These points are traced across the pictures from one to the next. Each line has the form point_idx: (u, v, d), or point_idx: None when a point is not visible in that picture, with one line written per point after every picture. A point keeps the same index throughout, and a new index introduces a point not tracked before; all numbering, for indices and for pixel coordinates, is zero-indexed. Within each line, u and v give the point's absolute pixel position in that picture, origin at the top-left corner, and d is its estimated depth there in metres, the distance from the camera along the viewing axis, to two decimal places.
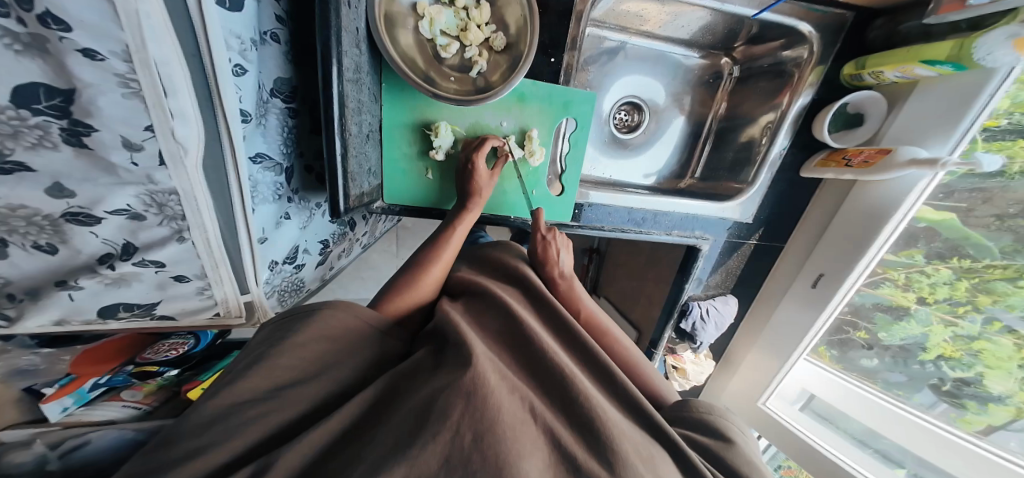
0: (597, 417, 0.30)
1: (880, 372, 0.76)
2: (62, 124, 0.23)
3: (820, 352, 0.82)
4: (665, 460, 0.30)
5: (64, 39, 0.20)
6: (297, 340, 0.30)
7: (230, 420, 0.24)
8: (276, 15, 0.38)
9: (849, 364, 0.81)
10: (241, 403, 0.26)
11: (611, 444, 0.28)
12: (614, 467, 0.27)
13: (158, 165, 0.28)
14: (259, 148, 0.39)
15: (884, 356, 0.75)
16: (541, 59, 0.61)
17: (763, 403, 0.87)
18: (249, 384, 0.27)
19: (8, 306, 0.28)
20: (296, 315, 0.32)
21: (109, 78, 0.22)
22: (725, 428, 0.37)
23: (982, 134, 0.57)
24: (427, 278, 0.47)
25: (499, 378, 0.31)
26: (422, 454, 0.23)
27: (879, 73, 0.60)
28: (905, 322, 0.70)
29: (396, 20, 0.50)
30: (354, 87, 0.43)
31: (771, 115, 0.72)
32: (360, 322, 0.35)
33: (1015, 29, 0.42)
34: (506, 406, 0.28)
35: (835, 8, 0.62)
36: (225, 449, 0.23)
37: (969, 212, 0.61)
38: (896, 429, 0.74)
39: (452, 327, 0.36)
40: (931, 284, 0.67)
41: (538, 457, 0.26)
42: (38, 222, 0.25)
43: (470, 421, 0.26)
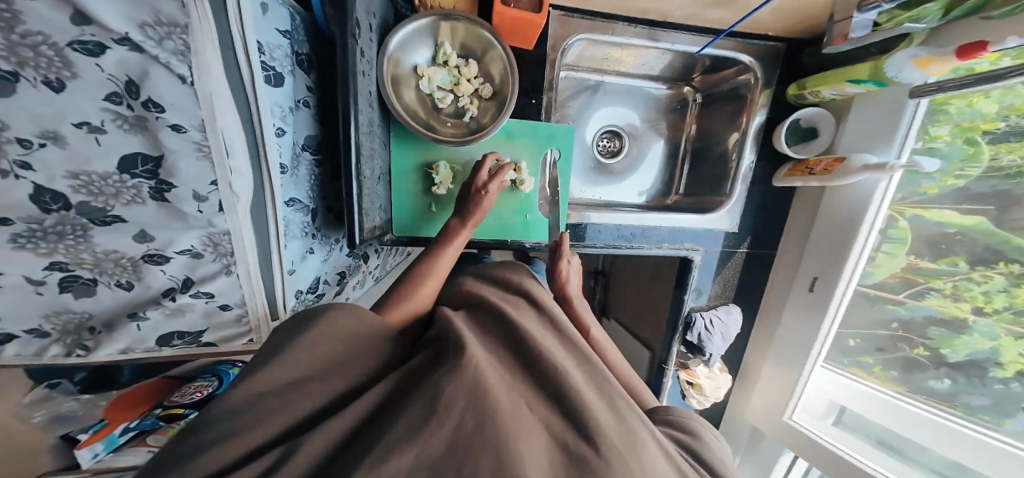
0: (586, 405, 0.34)
1: (957, 395, 0.65)
2: (151, 184, 0.30)
3: (875, 372, 0.76)
4: (652, 445, 0.34)
5: (159, 118, 0.27)
6: (314, 338, 0.33)
7: (255, 409, 0.27)
8: (307, 85, 0.46)
9: (915, 387, 0.70)
10: (262, 394, 0.28)
11: (599, 431, 0.32)
12: (599, 448, 0.31)
13: (217, 211, 0.34)
14: (292, 194, 0.45)
15: (957, 376, 0.64)
16: (524, 102, 0.71)
17: (790, 416, 0.83)
18: (266, 379, 0.29)
19: (88, 338, 0.35)
20: (304, 320, 0.35)
21: (189, 146, 0.30)
22: (698, 429, 0.42)
23: (984, 138, 0.58)
24: (419, 296, 0.51)
25: (497, 378, 0.35)
26: (429, 437, 0.28)
27: (818, 92, 0.68)
28: (969, 336, 0.62)
29: (401, 81, 0.60)
30: (367, 138, 0.51)
31: (736, 135, 0.80)
32: (370, 326, 0.38)
33: (914, 50, 0.52)
34: (502, 399, 0.32)
35: (769, 41, 0.73)
36: (255, 435, 0.26)
37: (1002, 216, 0.57)
38: (964, 451, 0.63)
39: (453, 331, 0.39)
40: (985, 292, 0.60)
41: (536, 442, 0.31)
42: (123, 263, 0.32)
43: (472, 410, 0.30)
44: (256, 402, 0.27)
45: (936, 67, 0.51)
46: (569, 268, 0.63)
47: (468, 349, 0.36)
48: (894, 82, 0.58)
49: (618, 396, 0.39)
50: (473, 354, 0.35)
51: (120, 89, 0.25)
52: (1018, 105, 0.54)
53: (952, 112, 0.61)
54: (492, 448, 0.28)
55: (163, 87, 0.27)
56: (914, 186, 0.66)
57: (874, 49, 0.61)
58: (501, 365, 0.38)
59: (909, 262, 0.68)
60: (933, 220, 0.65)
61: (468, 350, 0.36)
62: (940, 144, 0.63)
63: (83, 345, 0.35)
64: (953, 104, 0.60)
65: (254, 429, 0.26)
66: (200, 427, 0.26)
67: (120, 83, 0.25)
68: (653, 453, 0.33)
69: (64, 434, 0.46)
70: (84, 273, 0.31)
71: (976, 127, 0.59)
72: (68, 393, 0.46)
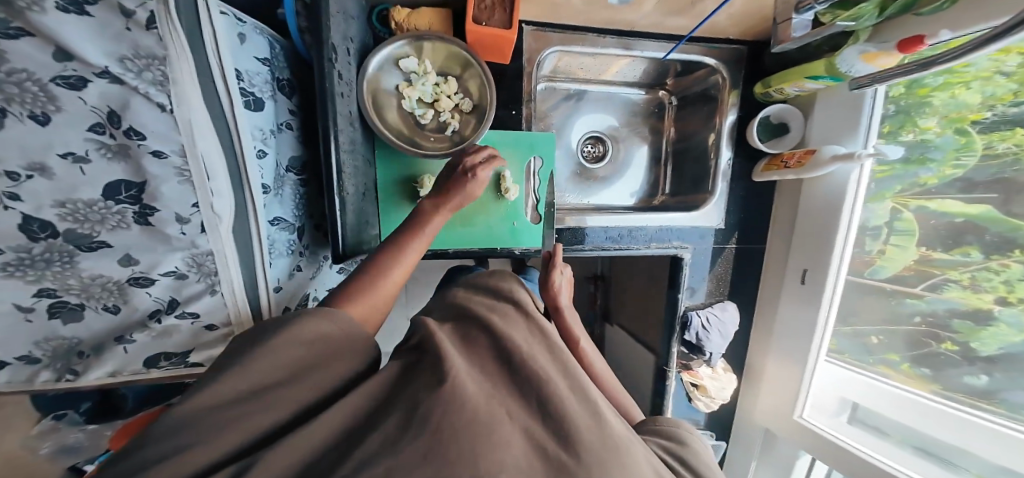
0: (565, 415, 0.35)
1: (995, 392, 0.60)
2: (134, 209, 0.31)
3: (904, 370, 0.72)
4: (633, 451, 0.34)
5: (141, 145, 0.29)
6: (274, 342, 0.32)
7: (203, 422, 0.26)
8: (289, 109, 0.48)
9: (949, 384, 0.66)
10: (220, 404, 0.27)
11: (577, 439, 0.32)
12: (578, 457, 0.31)
13: (200, 232, 0.35)
14: (277, 213, 0.47)
15: (993, 371, 0.60)
16: (503, 113, 0.73)
17: (801, 415, 0.82)
18: (217, 390, 0.28)
19: (77, 362, 0.36)
20: (270, 328, 0.34)
21: (170, 171, 0.31)
22: (686, 437, 0.42)
23: (975, 128, 0.58)
24: (388, 280, 0.45)
25: (478, 387, 0.35)
26: (404, 450, 0.27)
27: (781, 89, 0.71)
28: (997, 328, 0.59)
29: (382, 100, 0.62)
30: (349, 156, 0.53)
31: (712, 135, 0.81)
32: (337, 329, 0.37)
33: (862, 46, 0.54)
34: (481, 407, 0.32)
35: (731, 44, 0.76)
36: (220, 446, 0.26)
37: (1006, 202, 0.56)
38: (1003, 453, 0.58)
39: (434, 341, 0.38)
40: (1008, 281, 0.57)
41: (513, 449, 0.31)
42: (109, 287, 0.33)
43: (449, 420, 0.30)
44: (204, 417, 0.26)
45: (884, 60, 0.53)
46: (559, 278, 0.62)
47: (449, 358, 0.36)
48: (848, 76, 0.60)
49: (601, 403, 0.39)
50: (454, 362, 0.35)
51: (102, 119, 0.27)
52: (1000, 95, 0.55)
53: (937, 104, 0.62)
54: (467, 457, 0.28)
55: (144, 115, 0.28)
56: (913, 177, 0.67)
57: (826, 48, 0.63)
58: (483, 376, 0.38)
59: (921, 254, 0.67)
60: (938, 210, 0.64)
61: (449, 359, 0.35)
62: (932, 135, 0.63)
63: (72, 370, 0.36)
64: (937, 97, 0.61)
65: (208, 440, 0.25)
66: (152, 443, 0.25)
67: (102, 114, 0.27)
68: (634, 460, 0.33)
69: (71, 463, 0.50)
70: (71, 298, 0.33)
71: (964, 118, 0.59)
72: (73, 423, 0.49)
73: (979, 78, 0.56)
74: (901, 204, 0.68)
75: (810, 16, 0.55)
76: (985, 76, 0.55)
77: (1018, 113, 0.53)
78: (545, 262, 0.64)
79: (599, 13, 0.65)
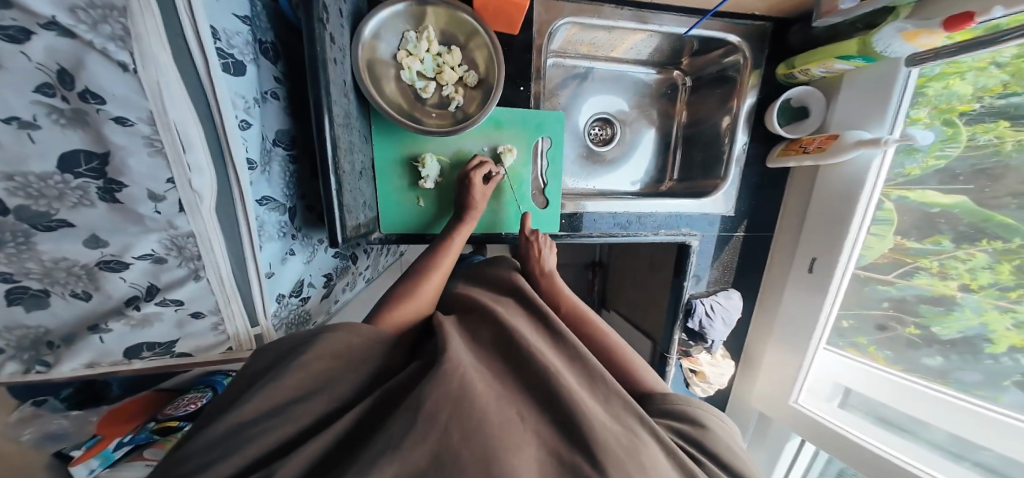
0: (580, 410, 0.32)
1: (950, 372, 0.64)
2: (98, 184, 0.28)
3: (870, 352, 0.75)
4: (653, 450, 0.31)
5: (101, 111, 0.25)
6: (303, 359, 0.30)
7: (234, 439, 0.25)
8: (274, 76, 0.44)
9: (910, 364, 0.69)
10: (249, 420, 0.26)
11: (594, 436, 0.30)
12: (595, 462, 0.28)
13: (177, 212, 0.32)
14: (264, 192, 0.43)
15: (948, 352, 0.64)
16: (511, 89, 0.68)
17: (796, 400, 0.81)
18: (256, 404, 0.27)
19: (47, 353, 0.33)
20: (296, 342, 0.33)
21: (137, 141, 0.28)
22: (702, 417, 0.40)
23: (961, 119, 0.58)
24: (428, 285, 0.51)
25: (486, 387, 0.32)
26: (410, 453, 0.25)
27: (807, 70, 0.66)
28: (959, 313, 0.62)
29: (379, 70, 0.57)
30: (345, 130, 0.48)
31: (728, 118, 0.77)
32: (366, 340, 0.36)
33: (898, 24, 0.50)
34: (492, 408, 0.30)
35: (756, 21, 0.70)
36: (236, 460, 0.24)
37: (982, 194, 0.58)
38: (963, 426, 0.61)
39: (441, 340, 0.37)
40: (971, 269, 0.60)
41: (525, 453, 0.28)
42: (76, 272, 0.30)
43: (458, 423, 0.27)
44: (236, 434, 0.25)
45: (924, 39, 0.50)
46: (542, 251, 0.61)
47: (455, 356, 0.33)
48: (883, 55, 0.55)
49: (617, 393, 0.36)
50: (460, 360, 0.33)
51: (51, 79, 0.23)
52: (991, 87, 0.54)
53: (931, 94, 0.60)
54: (479, 459, 0.25)
55: (102, 76, 0.24)
56: (897, 168, 0.65)
57: (859, 25, 0.59)
58: (493, 370, 0.36)
59: (896, 243, 0.68)
60: (917, 200, 0.65)
61: (453, 358, 0.33)
62: (920, 126, 0.63)
63: (42, 362, 0.33)
64: (932, 87, 0.60)
65: (243, 452, 0.24)
66: (181, 461, 0.24)
67: (51, 73, 0.23)
68: (654, 458, 0.31)
69: (57, 449, 0.44)
70: (32, 284, 0.29)
71: (952, 109, 0.58)
72: (55, 409, 0.45)
73: (975, 68, 0.55)
74: (884, 195, 0.67)
75: None
76: (979, 66, 0.54)
77: (1005, 104, 0.53)
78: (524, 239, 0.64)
79: None
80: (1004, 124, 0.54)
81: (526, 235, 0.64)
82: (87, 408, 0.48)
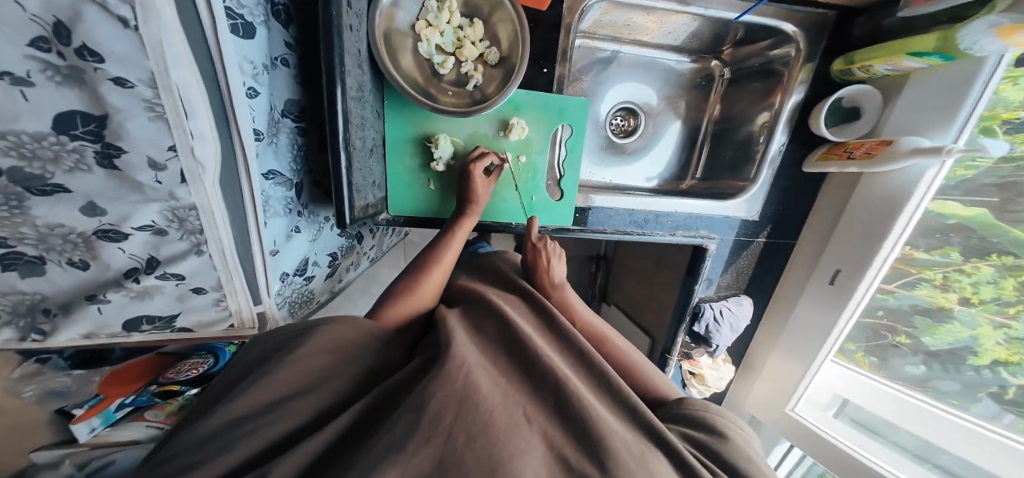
0: (589, 417, 0.29)
1: (929, 380, 0.66)
2: (96, 147, 0.26)
3: (858, 359, 0.74)
4: (661, 456, 0.29)
5: (98, 70, 0.23)
6: (297, 354, 0.30)
7: (229, 433, 0.24)
8: (285, 41, 0.41)
9: (893, 372, 0.71)
10: (243, 416, 0.25)
11: (602, 437, 0.28)
12: (606, 467, 0.26)
13: (179, 183, 0.31)
14: (271, 165, 0.41)
15: (932, 362, 0.66)
16: (534, 70, 0.64)
17: (792, 409, 0.79)
18: (252, 398, 0.26)
19: (43, 321, 0.32)
20: (295, 332, 0.32)
21: (137, 104, 0.26)
22: (719, 424, 0.38)
23: (1003, 128, 0.53)
24: (425, 287, 0.48)
25: (492, 386, 0.31)
26: (413, 455, 0.23)
27: (868, 67, 0.60)
28: (952, 326, 0.62)
29: (396, 41, 0.53)
30: (357, 105, 0.46)
31: (766, 115, 0.72)
32: (362, 334, 0.35)
33: (995, 18, 0.44)
34: (499, 410, 0.28)
35: (817, 8, 0.64)
36: (232, 457, 0.23)
37: (1005, 206, 0.55)
38: (934, 429, 0.65)
39: (445, 334, 0.35)
40: (974, 283, 0.60)
41: (533, 456, 0.26)
42: (72, 240, 0.29)
43: (463, 425, 0.26)
44: (228, 431, 0.24)
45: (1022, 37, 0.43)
46: (548, 261, 0.56)
47: (459, 354, 0.32)
48: (964, 54, 0.50)
49: (623, 399, 0.34)
50: (465, 357, 0.32)
51: (46, 32, 0.21)
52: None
53: None
54: (484, 461, 0.24)
55: (100, 31, 0.22)
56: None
57: (943, 18, 0.50)
58: (498, 368, 0.34)
59: (904, 253, 0.64)
60: (936, 211, 0.61)
61: (457, 355, 0.31)
62: None
63: (37, 330, 0.32)
64: None
65: (240, 447, 0.23)
66: (176, 453, 0.23)
67: (46, 26, 0.20)
68: (664, 465, 0.29)
69: (59, 407, 0.46)
70: (27, 250, 0.27)
71: (996, 116, 0.54)
72: (58, 368, 0.47)
73: None
74: None
75: None
76: None
77: None
78: (529, 246, 0.58)
79: None
80: None
81: (533, 241, 0.58)
82: (89, 368, 0.49)
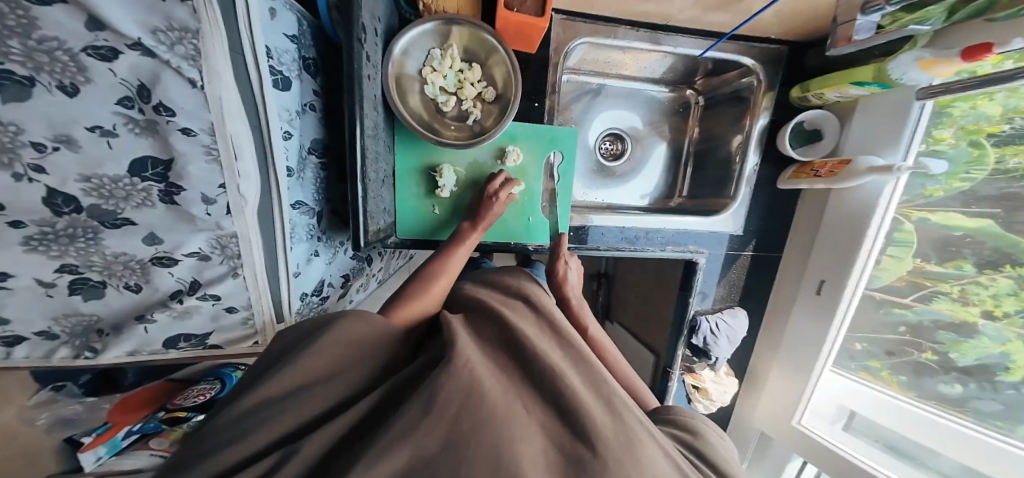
0: (582, 409, 0.32)
1: (968, 401, 0.63)
2: (160, 187, 0.31)
3: (884, 376, 0.74)
4: (650, 447, 0.32)
5: (169, 122, 0.28)
6: (313, 346, 0.32)
7: (259, 414, 0.27)
8: (314, 89, 0.47)
9: (925, 392, 0.69)
10: (269, 400, 0.28)
11: (593, 427, 0.31)
12: (595, 453, 0.29)
13: (225, 214, 0.35)
14: (298, 196, 0.46)
15: (967, 381, 0.63)
16: (527, 105, 0.71)
17: (799, 421, 0.80)
18: (276, 383, 0.29)
19: (96, 339, 0.37)
20: (311, 330, 0.34)
21: (198, 149, 0.31)
22: (702, 428, 0.41)
23: (989, 140, 0.56)
24: (432, 292, 0.52)
25: (493, 380, 0.33)
26: (422, 439, 0.27)
27: (821, 94, 0.68)
28: (977, 340, 0.60)
29: (405, 85, 0.61)
30: (372, 141, 0.51)
31: (739, 137, 0.79)
32: (376, 332, 0.37)
33: (918, 53, 0.50)
34: (500, 402, 0.31)
35: (771, 44, 0.73)
36: (256, 440, 0.25)
37: (1010, 219, 0.55)
38: (965, 452, 0.63)
39: (451, 331, 0.37)
40: (994, 295, 0.58)
41: (530, 442, 0.29)
42: (132, 265, 0.33)
43: (468, 414, 0.29)
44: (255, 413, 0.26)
45: (941, 68, 0.50)
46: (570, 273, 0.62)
47: (465, 349, 0.34)
48: (898, 83, 0.57)
49: (616, 395, 0.37)
50: (470, 354, 0.34)
51: (132, 93, 0.26)
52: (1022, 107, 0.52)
53: (956, 115, 0.58)
54: (490, 447, 0.27)
55: (174, 92, 0.28)
56: (918, 189, 0.64)
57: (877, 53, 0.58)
58: (499, 365, 0.37)
59: (916, 266, 0.66)
60: (940, 223, 0.63)
61: (463, 351, 0.34)
62: (944, 147, 0.61)
63: (91, 348, 0.36)
64: (957, 107, 0.57)
65: (264, 430, 0.26)
66: (207, 434, 0.26)
67: (133, 88, 0.26)
68: (651, 454, 0.31)
69: (68, 436, 0.49)
70: (92, 276, 0.33)
71: (980, 130, 0.57)
72: (71, 394, 0.49)
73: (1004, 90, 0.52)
74: (904, 216, 0.66)
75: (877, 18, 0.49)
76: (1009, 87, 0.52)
77: None
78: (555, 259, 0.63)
79: (635, 5, 0.62)
80: None
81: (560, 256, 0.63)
82: (100, 396, 0.51)
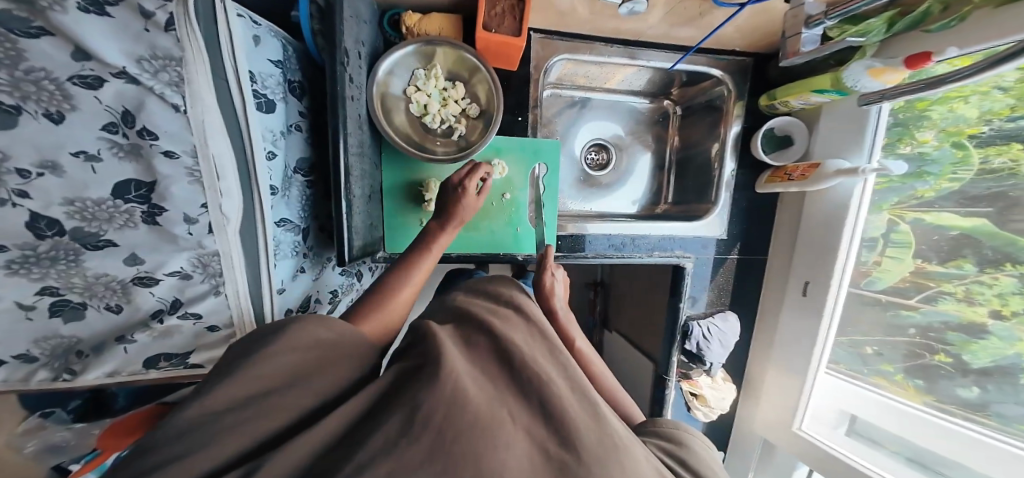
0: (568, 417, 0.32)
1: (989, 404, 0.61)
2: (143, 208, 0.32)
3: (899, 381, 0.71)
4: (635, 451, 0.32)
5: (153, 145, 0.30)
6: (269, 350, 0.31)
7: (208, 427, 0.25)
8: (299, 111, 0.49)
9: (943, 396, 0.66)
10: (221, 410, 0.26)
11: (579, 435, 0.31)
12: (581, 460, 0.29)
13: (206, 233, 0.35)
14: (283, 214, 0.47)
15: (986, 383, 0.60)
16: (509, 119, 0.74)
17: (800, 427, 0.80)
18: (224, 392, 0.27)
19: (75, 361, 0.37)
20: (274, 333, 0.33)
21: (181, 171, 0.31)
22: (690, 440, 0.40)
23: (971, 142, 0.58)
24: (396, 299, 0.49)
25: (479, 390, 0.33)
26: (407, 450, 0.26)
27: (786, 102, 0.71)
28: (990, 342, 0.59)
29: (390, 105, 0.63)
30: (357, 159, 0.52)
31: (716, 144, 0.82)
32: (339, 336, 0.36)
33: (867, 62, 0.53)
34: (484, 409, 0.31)
35: (737, 56, 0.76)
36: (205, 458, 0.23)
37: (1004, 217, 0.56)
38: (995, 463, 0.59)
39: (435, 339, 0.37)
40: (1000, 295, 0.57)
41: (515, 451, 0.29)
42: (112, 286, 0.34)
43: (451, 423, 0.28)
44: (211, 422, 0.25)
45: (890, 76, 0.53)
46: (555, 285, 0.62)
47: (449, 359, 0.34)
48: (852, 90, 0.60)
49: (601, 404, 0.37)
50: (455, 363, 0.34)
51: (116, 119, 0.28)
52: (997, 109, 0.54)
53: (936, 118, 0.61)
54: (472, 458, 0.27)
55: (157, 116, 0.29)
56: (909, 190, 0.66)
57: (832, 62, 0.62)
58: (485, 374, 0.37)
59: (917, 266, 0.66)
60: (933, 223, 0.64)
61: (448, 360, 0.34)
62: (930, 148, 0.63)
63: (70, 370, 0.37)
64: (936, 110, 0.60)
65: (216, 444, 0.24)
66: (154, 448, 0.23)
67: (117, 114, 0.28)
68: (637, 461, 0.31)
69: (55, 464, 0.50)
70: (73, 297, 0.34)
71: (961, 131, 0.59)
72: (60, 421, 0.49)
73: (977, 92, 0.55)
74: (898, 217, 0.67)
75: (819, 32, 0.57)
76: (983, 90, 0.54)
77: (1015, 127, 0.53)
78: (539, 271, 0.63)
79: (606, 22, 0.66)
80: (1016, 146, 0.53)
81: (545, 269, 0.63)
82: (89, 421, 0.50)
